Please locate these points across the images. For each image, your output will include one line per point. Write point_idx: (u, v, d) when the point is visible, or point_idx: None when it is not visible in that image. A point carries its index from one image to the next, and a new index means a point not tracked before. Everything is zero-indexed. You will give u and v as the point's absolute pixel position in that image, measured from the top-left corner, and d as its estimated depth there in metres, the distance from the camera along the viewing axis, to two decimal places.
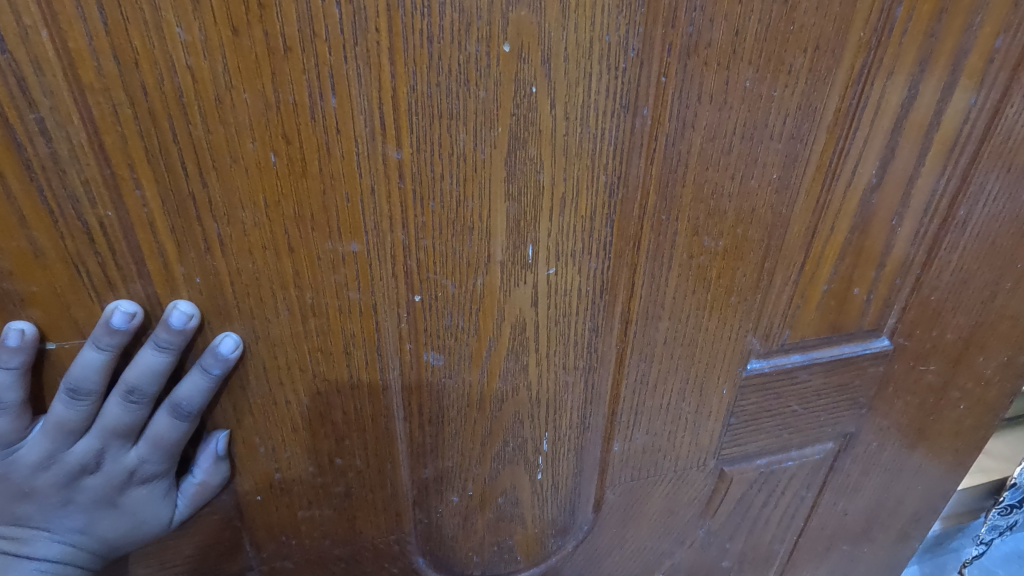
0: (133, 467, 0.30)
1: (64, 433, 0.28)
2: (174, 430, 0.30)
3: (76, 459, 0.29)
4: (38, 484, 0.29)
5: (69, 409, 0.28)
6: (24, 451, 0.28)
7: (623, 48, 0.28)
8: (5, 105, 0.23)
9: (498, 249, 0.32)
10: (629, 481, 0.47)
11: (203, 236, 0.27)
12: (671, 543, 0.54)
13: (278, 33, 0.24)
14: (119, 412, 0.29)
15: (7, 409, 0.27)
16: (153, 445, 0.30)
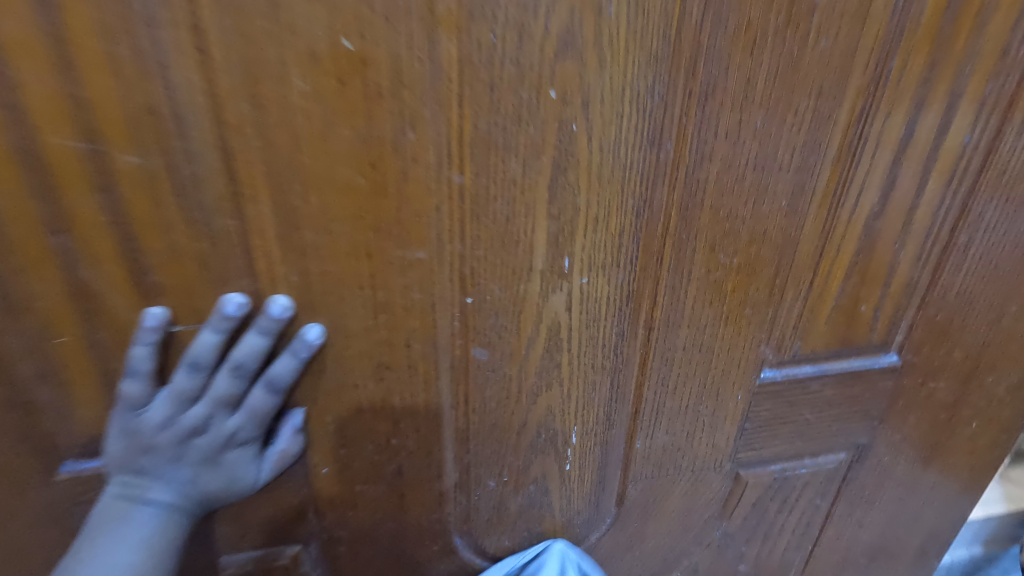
0: (231, 433, 0.36)
1: (183, 400, 0.34)
2: (267, 403, 0.36)
3: (190, 423, 0.35)
4: (158, 442, 0.35)
5: (188, 380, 0.34)
6: (150, 413, 0.34)
7: (650, 93, 0.34)
8: (167, 138, 0.29)
9: (539, 260, 0.38)
10: (649, 478, 0.51)
11: (301, 242, 0.34)
12: (689, 542, 0.58)
13: (373, 83, 0.30)
14: (226, 384, 0.35)
15: (140, 377, 0.34)
16: (248, 415, 0.36)
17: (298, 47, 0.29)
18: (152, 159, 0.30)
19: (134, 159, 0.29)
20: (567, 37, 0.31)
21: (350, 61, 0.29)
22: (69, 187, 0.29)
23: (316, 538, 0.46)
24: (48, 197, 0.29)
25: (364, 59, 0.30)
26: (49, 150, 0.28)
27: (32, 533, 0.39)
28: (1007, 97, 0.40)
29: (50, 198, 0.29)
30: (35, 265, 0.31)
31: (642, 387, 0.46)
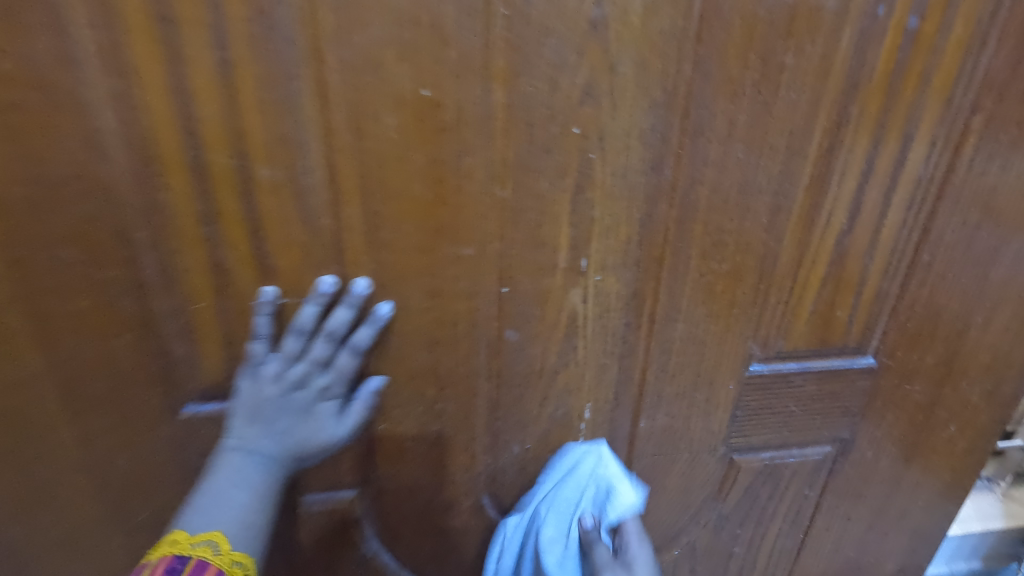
0: (323, 388, 0.47)
1: (291, 357, 0.45)
2: (351, 364, 0.47)
3: (294, 377, 0.46)
4: (270, 392, 0.45)
5: (296, 342, 0.45)
6: (267, 366, 0.45)
7: (652, 130, 0.43)
8: (291, 157, 0.40)
9: (561, 259, 0.47)
10: (653, 456, 0.60)
11: (380, 237, 0.44)
12: (687, 520, 0.65)
13: (441, 120, 0.41)
14: (322, 347, 0.46)
15: (261, 338, 0.45)
16: (336, 374, 0.47)
17: (390, 93, 0.39)
18: (279, 171, 0.40)
19: (267, 172, 0.40)
20: (587, 88, 0.41)
21: (426, 103, 0.40)
22: (220, 191, 0.41)
23: (369, 486, 0.56)
24: (205, 197, 0.41)
25: (436, 103, 0.40)
26: (211, 164, 0.40)
27: (159, 457, 0.50)
28: (955, 138, 0.48)
29: (206, 198, 0.41)
30: (189, 247, 0.42)
31: (645, 373, 0.54)
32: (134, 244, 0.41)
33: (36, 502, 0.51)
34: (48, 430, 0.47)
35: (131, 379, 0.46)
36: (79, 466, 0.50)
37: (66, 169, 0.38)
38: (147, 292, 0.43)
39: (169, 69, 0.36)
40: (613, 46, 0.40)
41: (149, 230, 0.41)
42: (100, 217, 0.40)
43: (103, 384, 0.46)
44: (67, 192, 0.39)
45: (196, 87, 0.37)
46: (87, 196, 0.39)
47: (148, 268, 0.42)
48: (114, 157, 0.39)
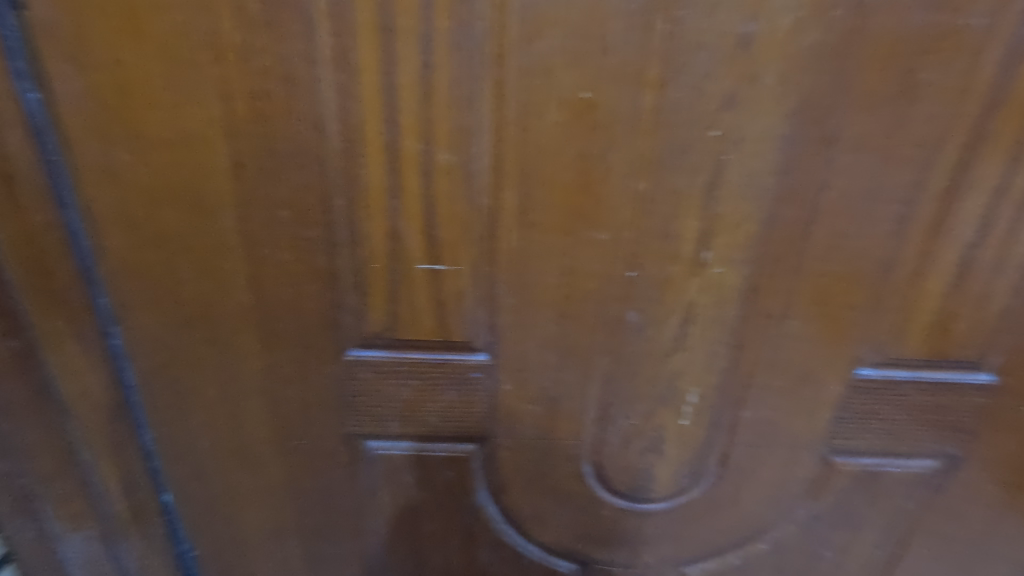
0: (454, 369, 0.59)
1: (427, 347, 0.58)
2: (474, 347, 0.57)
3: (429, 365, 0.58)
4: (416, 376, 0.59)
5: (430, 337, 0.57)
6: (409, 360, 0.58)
7: (787, 136, 0.47)
8: (466, 145, 0.48)
9: (686, 250, 0.52)
10: (752, 446, 0.63)
11: (529, 219, 0.51)
12: (779, 515, 0.68)
13: (595, 119, 0.47)
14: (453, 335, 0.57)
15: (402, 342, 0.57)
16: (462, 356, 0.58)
17: (555, 95, 0.46)
18: (455, 157, 0.48)
19: (445, 156, 0.48)
20: (729, 96, 0.46)
21: (584, 104, 0.46)
22: (405, 170, 0.49)
23: (487, 440, 0.63)
24: (393, 174, 0.49)
25: (592, 103, 0.46)
26: (402, 148, 0.48)
27: (323, 391, 0.60)
28: None
29: (394, 176, 0.49)
30: (375, 216, 0.51)
31: (752, 364, 0.58)
32: (333, 209, 0.51)
33: (225, 417, 0.62)
34: (244, 358, 0.58)
35: (313, 321, 0.56)
36: (261, 391, 0.60)
37: (293, 146, 0.48)
38: (337, 250, 0.52)
39: (383, 68, 0.45)
40: (756, 58, 0.45)
41: (346, 199, 0.50)
42: (311, 186, 0.50)
43: (291, 325, 0.56)
44: (291, 164, 0.49)
45: (400, 84, 0.46)
46: (305, 168, 0.49)
47: (340, 230, 0.52)
48: (330, 138, 0.48)
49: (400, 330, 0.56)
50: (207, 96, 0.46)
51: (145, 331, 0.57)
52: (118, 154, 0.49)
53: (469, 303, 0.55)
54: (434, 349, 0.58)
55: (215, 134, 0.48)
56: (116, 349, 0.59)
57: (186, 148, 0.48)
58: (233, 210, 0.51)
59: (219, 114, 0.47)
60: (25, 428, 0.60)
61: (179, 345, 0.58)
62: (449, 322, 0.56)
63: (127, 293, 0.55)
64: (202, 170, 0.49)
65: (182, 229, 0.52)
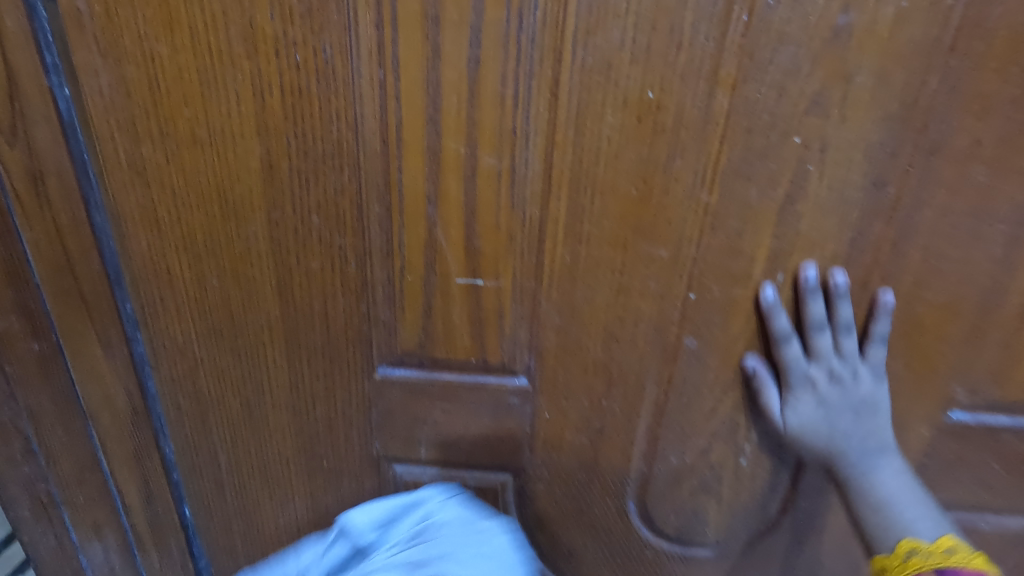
0: (496, 392, 0.54)
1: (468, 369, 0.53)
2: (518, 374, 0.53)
3: (468, 387, 0.54)
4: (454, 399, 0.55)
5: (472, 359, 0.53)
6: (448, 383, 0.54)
7: (882, 143, 0.41)
8: (515, 149, 0.43)
9: (757, 271, 0.46)
10: (839, 437, 0.49)
11: (581, 231, 0.46)
12: (880, 526, 0.49)
13: (661, 122, 0.42)
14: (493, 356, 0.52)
15: (441, 365, 0.53)
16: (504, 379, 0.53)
17: (616, 94, 0.41)
18: (502, 162, 0.44)
19: (492, 161, 0.44)
20: (817, 98, 0.40)
21: (649, 105, 0.41)
22: (448, 175, 0.45)
23: (523, 470, 0.58)
24: (434, 180, 0.45)
25: (659, 104, 0.41)
26: (445, 150, 0.44)
27: (350, 410, 0.56)
28: None
29: (435, 181, 0.45)
30: (413, 225, 0.47)
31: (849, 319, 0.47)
32: (368, 216, 0.47)
33: (246, 435, 0.58)
34: (270, 371, 0.55)
35: (343, 335, 0.52)
36: (286, 407, 0.56)
37: (330, 147, 0.44)
38: (370, 260, 0.48)
39: (428, 63, 0.41)
40: (852, 55, 0.39)
41: (383, 205, 0.46)
42: (347, 191, 0.46)
43: (320, 338, 0.53)
44: (327, 166, 0.45)
45: (446, 80, 0.42)
46: (341, 171, 0.45)
47: (376, 239, 0.48)
48: (369, 139, 0.44)
49: (435, 348, 0.52)
50: (239, 92, 0.43)
51: (168, 341, 0.54)
52: (145, 153, 0.46)
53: (511, 321, 0.50)
54: (470, 370, 0.53)
55: (248, 133, 0.44)
56: (140, 358, 0.56)
57: (216, 147, 0.45)
58: (263, 215, 0.47)
59: (252, 110, 0.43)
60: (48, 432, 0.59)
61: (203, 356, 0.54)
62: (488, 341, 0.51)
63: (151, 300, 0.52)
64: (232, 171, 0.46)
65: (210, 232, 0.48)
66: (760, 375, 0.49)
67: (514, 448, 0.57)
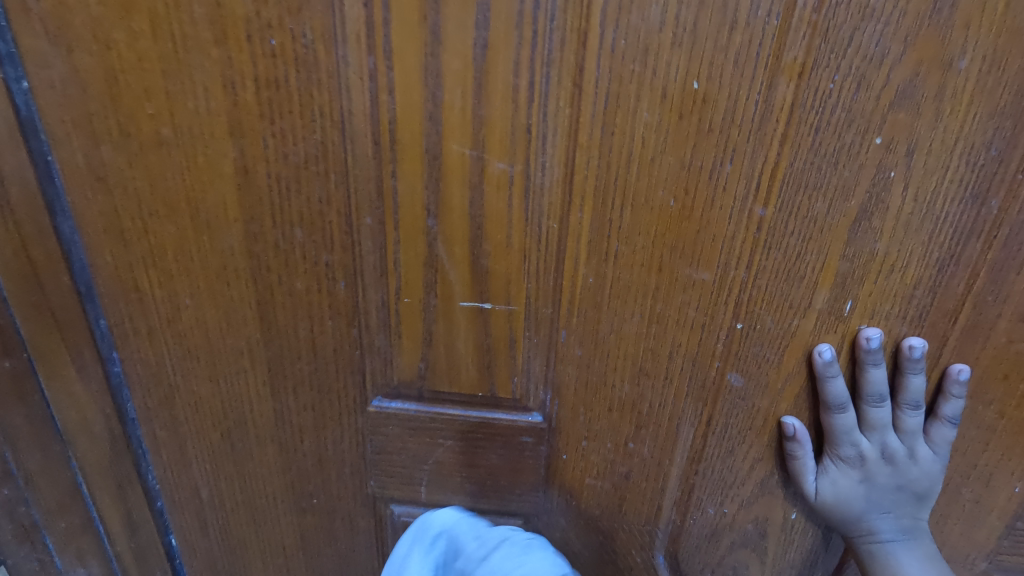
0: (507, 431, 0.47)
1: (474, 405, 0.46)
2: (533, 413, 0.46)
3: (474, 425, 0.47)
4: (459, 437, 0.48)
5: (479, 395, 0.46)
6: (451, 420, 0.47)
7: (986, 146, 0.33)
8: (529, 151, 0.36)
9: (820, 299, 0.38)
10: (880, 518, 0.43)
11: (607, 249, 0.39)
12: None
13: (708, 119, 0.34)
14: (503, 391, 0.45)
15: (443, 400, 0.46)
16: (515, 417, 0.46)
17: (654, 86, 0.34)
18: (514, 168, 0.37)
19: (502, 165, 0.37)
20: (907, 90, 0.32)
21: (693, 99, 0.34)
22: (450, 182, 0.38)
23: (537, 517, 0.51)
24: (434, 188, 0.38)
25: (706, 97, 0.34)
26: (446, 153, 0.37)
27: (341, 446, 0.50)
28: None
29: (435, 189, 0.38)
30: (409, 240, 0.40)
31: (915, 392, 0.39)
32: (358, 229, 0.40)
33: (229, 468, 0.52)
34: (253, 401, 0.49)
35: (332, 364, 0.46)
36: (271, 440, 0.50)
37: (313, 149, 0.38)
38: (362, 279, 0.42)
39: (427, 48, 0.34)
40: (955, 35, 0.31)
41: (376, 217, 0.40)
42: (334, 201, 0.39)
43: (307, 366, 0.46)
44: (309, 172, 0.39)
45: (448, 69, 0.35)
46: (327, 178, 0.39)
47: (368, 256, 0.41)
48: (358, 140, 0.37)
49: (436, 380, 0.45)
50: (207, 85, 0.37)
51: (140, 366, 0.48)
52: (106, 155, 0.40)
53: (523, 352, 0.43)
54: (477, 405, 0.46)
55: (219, 133, 0.38)
56: (117, 381, 0.49)
57: (184, 150, 0.39)
58: (240, 227, 0.41)
59: (224, 108, 0.37)
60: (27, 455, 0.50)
61: (180, 382, 0.48)
62: (498, 374, 0.44)
63: (119, 321, 0.46)
64: (202, 177, 0.40)
65: (181, 246, 0.42)
66: (799, 440, 0.42)
67: (527, 491, 0.50)
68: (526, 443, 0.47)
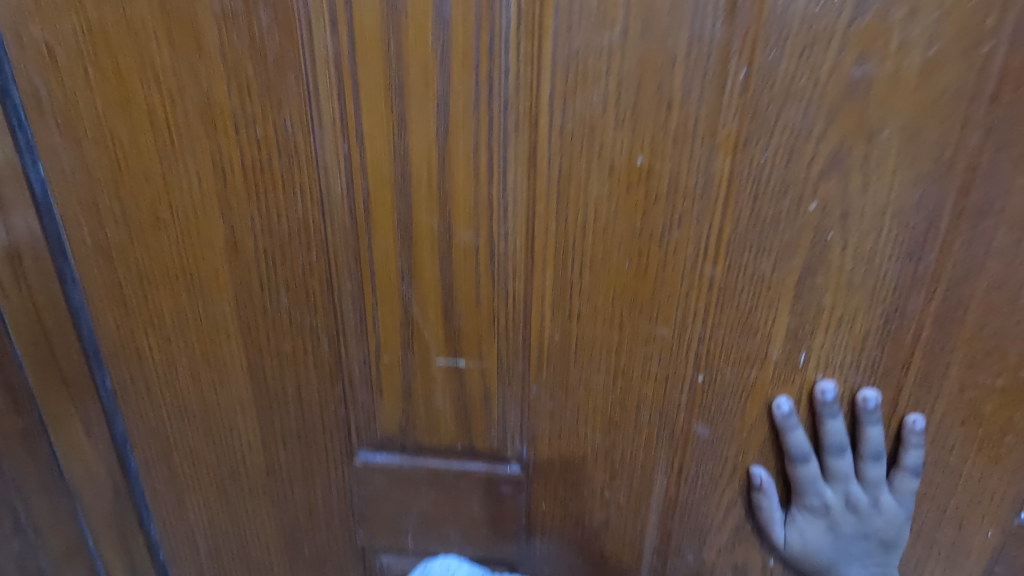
0: (487, 482, 0.48)
1: (454, 457, 0.48)
2: (511, 463, 0.47)
3: (454, 476, 0.48)
4: (441, 488, 0.49)
5: (458, 446, 0.47)
6: (432, 471, 0.49)
7: (915, 208, 0.35)
8: (492, 221, 0.39)
9: (775, 351, 0.40)
10: (849, 567, 0.43)
11: (570, 308, 0.41)
12: None
13: (654, 189, 0.37)
14: (480, 442, 0.47)
15: (425, 452, 0.48)
16: (493, 468, 0.48)
17: (602, 161, 0.37)
18: (479, 236, 0.40)
19: (468, 234, 0.40)
20: (835, 160, 0.35)
21: (639, 172, 0.37)
22: (421, 250, 0.41)
23: (521, 565, 0.52)
24: (407, 255, 0.41)
25: (651, 170, 0.37)
26: (417, 225, 0.40)
27: (330, 497, 0.51)
28: None
29: (408, 256, 0.41)
30: (386, 303, 0.43)
31: (874, 443, 0.41)
32: (339, 294, 0.43)
33: (225, 520, 0.54)
34: (245, 455, 0.51)
35: (318, 419, 0.48)
36: (264, 491, 0.52)
37: (296, 223, 0.41)
38: (344, 340, 0.45)
39: (395, 133, 0.38)
40: (874, 111, 0.33)
41: (354, 283, 0.43)
42: (315, 269, 0.42)
43: (295, 421, 0.49)
44: (293, 243, 0.42)
45: (415, 150, 0.38)
46: (309, 249, 0.42)
47: (349, 318, 0.44)
48: (336, 214, 0.41)
49: (417, 432, 0.47)
50: (200, 169, 0.40)
51: (141, 424, 0.51)
52: (109, 233, 0.43)
53: (498, 405, 0.45)
54: (457, 456, 0.48)
55: (210, 211, 0.42)
56: (121, 438, 0.52)
57: (179, 226, 0.43)
58: (230, 294, 0.44)
59: (215, 189, 0.41)
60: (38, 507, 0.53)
61: (177, 438, 0.51)
62: (475, 426, 0.46)
63: (122, 382, 0.49)
64: (196, 250, 0.43)
65: (177, 312, 0.46)
66: (765, 491, 0.43)
67: (510, 540, 0.51)
68: (505, 493, 0.48)
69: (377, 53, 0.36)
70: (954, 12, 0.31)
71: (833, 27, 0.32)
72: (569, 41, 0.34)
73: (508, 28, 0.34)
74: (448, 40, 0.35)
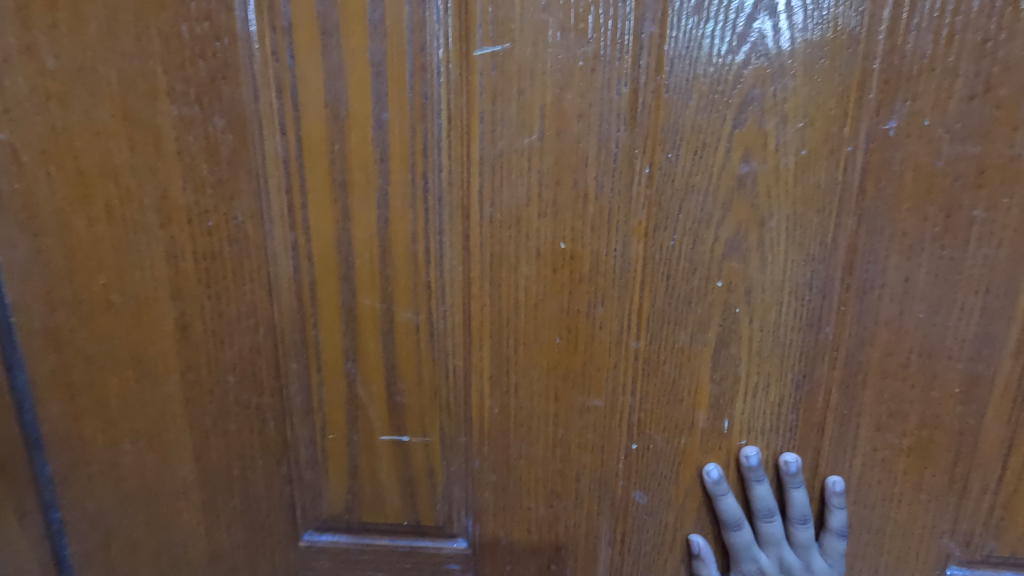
0: (434, 559, 0.48)
1: (400, 535, 0.48)
2: (458, 539, 0.47)
3: (401, 554, 0.48)
4: (388, 567, 0.49)
5: (405, 524, 0.48)
6: (379, 551, 0.48)
7: (808, 284, 0.39)
8: (430, 302, 0.42)
9: (700, 419, 0.43)
10: None
11: (507, 382, 0.43)
12: None
13: (578, 271, 0.40)
14: (426, 518, 0.47)
15: (372, 530, 0.48)
16: (440, 544, 0.48)
17: (529, 247, 0.40)
18: (419, 315, 0.42)
19: (409, 314, 0.42)
20: (734, 243, 0.39)
21: (563, 255, 0.40)
22: (365, 330, 0.43)
23: None
24: (352, 335, 0.43)
25: (573, 255, 0.40)
26: (360, 306, 0.42)
27: None
28: None
29: (352, 336, 0.43)
30: (332, 381, 0.44)
31: (800, 506, 0.43)
32: (286, 373, 0.45)
33: None
34: (187, 542, 0.50)
35: (263, 500, 0.48)
36: None
37: (244, 306, 0.43)
38: (291, 418, 0.46)
39: (339, 223, 0.41)
40: (761, 201, 0.38)
41: (301, 362, 0.44)
42: (263, 350, 0.44)
43: (240, 503, 0.48)
44: (241, 326, 0.44)
45: (358, 239, 0.41)
46: (257, 330, 0.44)
47: (296, 396, 0.45)
48: (283, 297, 0.43)
49: (363, 510, 0.48)
50: (153, 258, 0.43)
51: (79, 514, 0.49)
52: (60, 319, 0.44)
53: (443, 479, 0.46)
54: (403, 534, 0.48)
55: (161, 296, 0.43)
56: (55, 533, 0.49)
57: (130, 312, 0.44)
58: (178, 375, 0.45)
59: (167, 276, 0.43)
60: None
61: (116, 528, 0.49)
62: (420, 502, 0.47)
63: (62, 471, 0.47)
64: (146, 334, 0.44)
65: (123, 396, 0.46)
66: (704, 559, 0.44)
67: None
68: (453, 569, 0.48)
69: (322, 154, 0.40)
70: (817, 121, 0.37)
71: (718, 132, 0.37)
72: (494, 142, 0.39)
73: (440, 132, 0.39)
74: (386, 142, 0.39)
